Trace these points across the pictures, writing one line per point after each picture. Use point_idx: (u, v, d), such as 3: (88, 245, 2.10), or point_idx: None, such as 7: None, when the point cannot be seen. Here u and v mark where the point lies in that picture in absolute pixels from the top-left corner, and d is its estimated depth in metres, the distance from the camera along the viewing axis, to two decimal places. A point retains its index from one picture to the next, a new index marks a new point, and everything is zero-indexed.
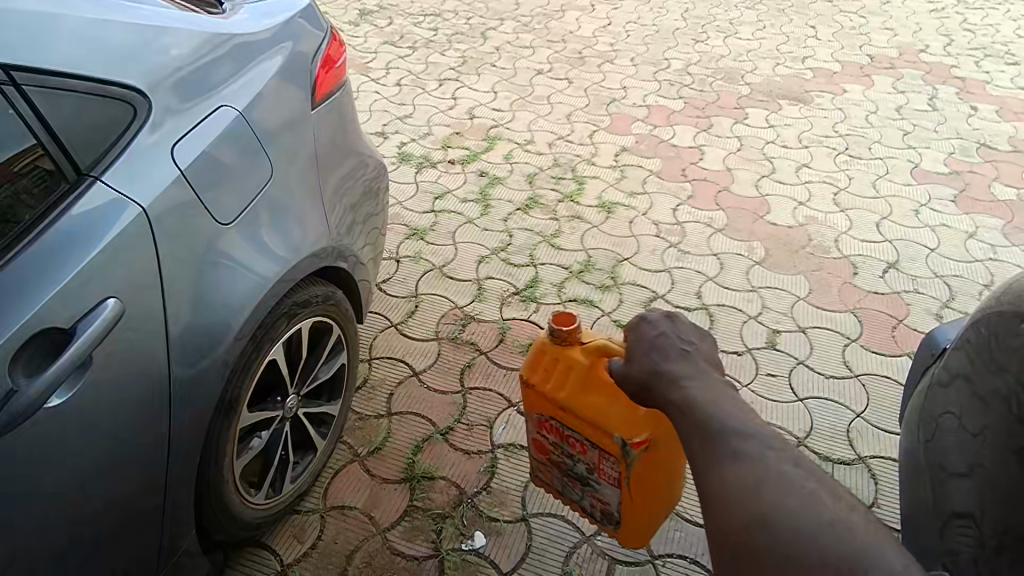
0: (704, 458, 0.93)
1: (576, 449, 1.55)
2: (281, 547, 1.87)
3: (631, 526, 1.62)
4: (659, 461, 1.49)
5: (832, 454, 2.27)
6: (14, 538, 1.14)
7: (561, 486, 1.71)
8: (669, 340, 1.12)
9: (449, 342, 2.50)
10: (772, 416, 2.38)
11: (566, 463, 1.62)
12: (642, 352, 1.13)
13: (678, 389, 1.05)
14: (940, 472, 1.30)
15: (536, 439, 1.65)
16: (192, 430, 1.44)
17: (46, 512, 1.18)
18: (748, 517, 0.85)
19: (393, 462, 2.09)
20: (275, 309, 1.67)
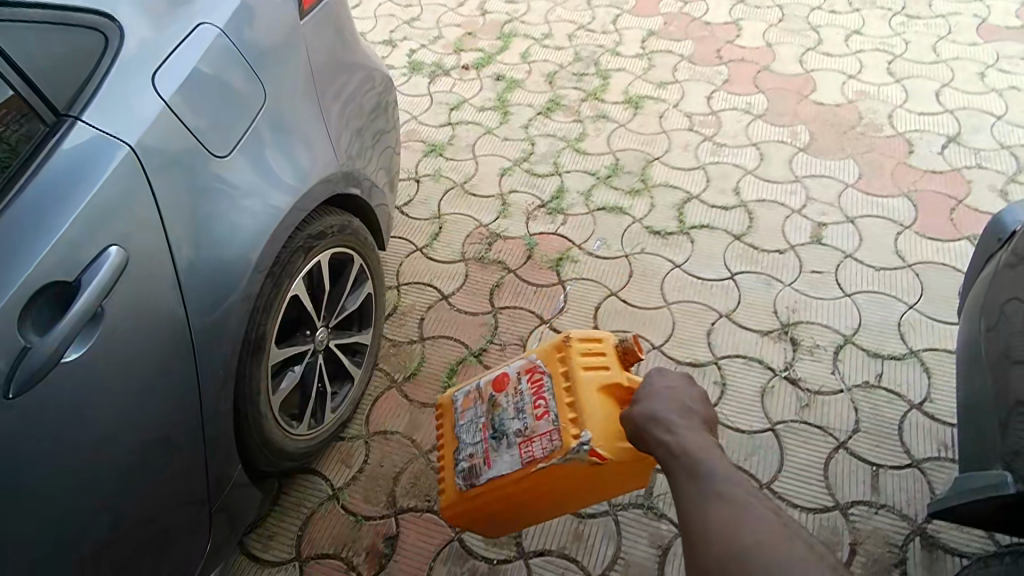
0: (690, 499, 1.01)
1: (534, 411, 1.42)
2: (330, 472, 1.92)
3: (475, 498, 1.46)
4: (574, 482, 1.38)
5: (882, 349, 2.17)
6: (53, 498, 1.14)
7: (466, 424, 1.54)
8: (674, 393, 1.21)
9: (476, 262, 2.44)
10: (817, 314, 2.28)
11: (506, 414, 1.47)
12: (648, 398, 1.22)
13: (671, 434, 1.13)
14: (1003, 360, 1.33)
15: (505, 380, 1.52)
16: (218, 372, 1.44)
17: (84, 464, 1.18)
18: (724, 554, 0.91)
19: (429, 385, 2.10)
20: (290, 244, 1.63)
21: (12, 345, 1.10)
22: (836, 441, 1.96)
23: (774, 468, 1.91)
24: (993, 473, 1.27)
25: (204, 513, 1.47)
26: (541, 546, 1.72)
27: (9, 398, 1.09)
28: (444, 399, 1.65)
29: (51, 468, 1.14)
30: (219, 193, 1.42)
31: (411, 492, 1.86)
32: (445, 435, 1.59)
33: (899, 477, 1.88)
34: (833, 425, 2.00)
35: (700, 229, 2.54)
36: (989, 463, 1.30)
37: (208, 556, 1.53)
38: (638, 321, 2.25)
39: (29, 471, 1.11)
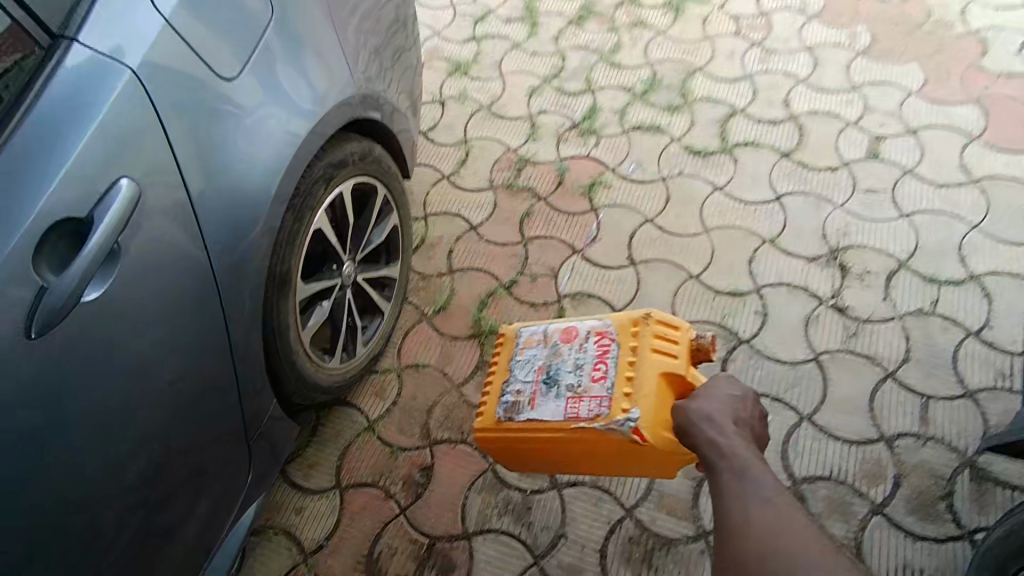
0: (733, 498, 0.99)
1: (593, 372, 1.36)
2: (365, 404, 1.92)
3: (511, 433, 1.41)
4: (607, 453, 1.35)
5: (940, 274, 2.03)
6: (90, 435, 1.16)
7: (526, 360, 1.47)
8: (730, 396, 1.18)
9: (505, 190, 2.34)
10: (869, 237, 2.12)
11: (565, 366, 1.41)
12: (704, 397, 1.19)
13: (718, 434, 1.12)
14: None
15: (577, 331, 1.44)
16: (244, 310, 1.42)
17: (118, 401, 1.19)
18: (759, 553, 0.90)
19: (459, 318, 2.06)
20: (310, 173, 1.56)
21: (29, 285, 1.08)
22: (883, 372, 1.87)
23: (816, 401, 1.83)
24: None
25: (241, 442, 1.49)
26: (574, 478, 1.70)
27: (32, 339, 1.08)
28: (507, 330, 1.56)
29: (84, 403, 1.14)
30: (231, 119, 1.35)
31: (446, 424, 1.85)
32: (500, 363, 1.51)
33: (950, 408, 1.79)
34: (882, 355, 1.90)
35: (745, 147, 2.36)
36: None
37: (250, 487, 1.57)
38: (676, 249, 2.13)
39: (63, 408, 1.12)
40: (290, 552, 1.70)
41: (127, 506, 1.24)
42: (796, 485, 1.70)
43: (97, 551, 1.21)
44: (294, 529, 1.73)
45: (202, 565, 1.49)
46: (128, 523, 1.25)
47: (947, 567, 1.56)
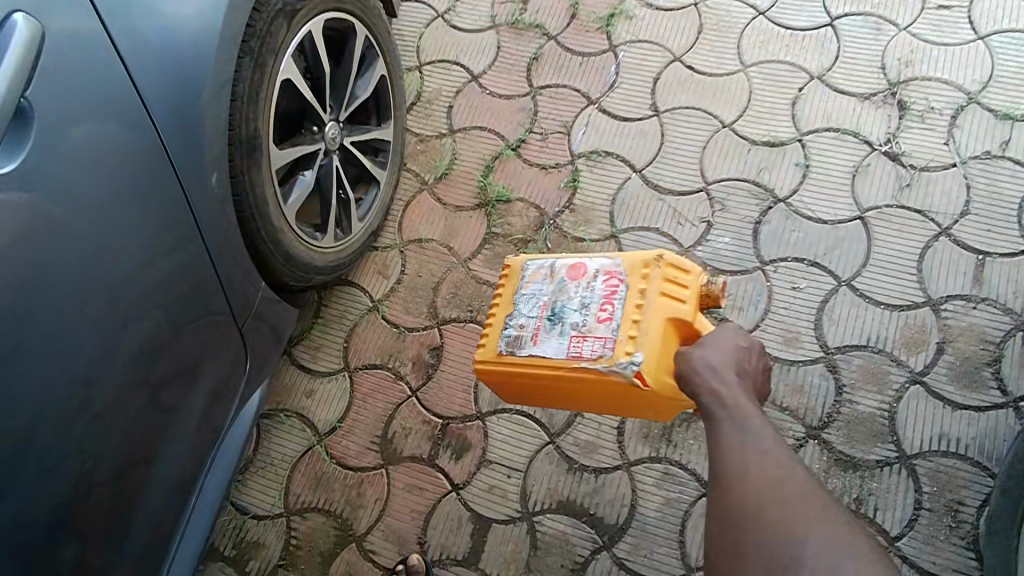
0: (729, 452, 0.96)
1: (600, 312, 1.20)
2: (368, 283, 1.79)
3: (510, 369, 1.26)
4: (605, 398, 1.23)
5: (1017, 108, 1.68)
6: (47, 329, 1.00)
7: (530, 295, 1.30)
8: (733, 343, 1.10)
9: (508, 29, 2.00)
10: (936, 68, 1.75)
11: (570, 303, 1.24)
12: (705, 341, 1.11)
13: (716, 379, 1.05)
14: None
15: (586, 267, 1.26)
16: (205, 179, 1.22)
17: (73, 287, 1.02)
18: (755, 511, 0.88)
19: (462, 186, 1.85)
20: (266, 7, 1.29)
21: None
22: (937, 228, 1.61)
23: (858, 263, 1.61)
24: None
25: (233, 329, 1.35)
26: None
27: None
28: (511, 259, 1.37)
29: (28, 293, 0.97)
30: None
31: (454, 302, 1.74)
32: (501, 297, 1.34)
33: (1010, 266, 1.56)
34: (937, 208, 1.63)
35: None
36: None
37: (250, 377, 1.45)
38: (707, 91, 1.82)
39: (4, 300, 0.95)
40: (304, 433, 1.66)
41: (115, 402, 1.11)
42: (829, 355, 1.55)
43: (92, 446, 1.09)
44: (307, 412, 1.68)
45: (213, 453, 1.40)
46: (121, 419, 1.12)
47: (986, 435, 1.45)
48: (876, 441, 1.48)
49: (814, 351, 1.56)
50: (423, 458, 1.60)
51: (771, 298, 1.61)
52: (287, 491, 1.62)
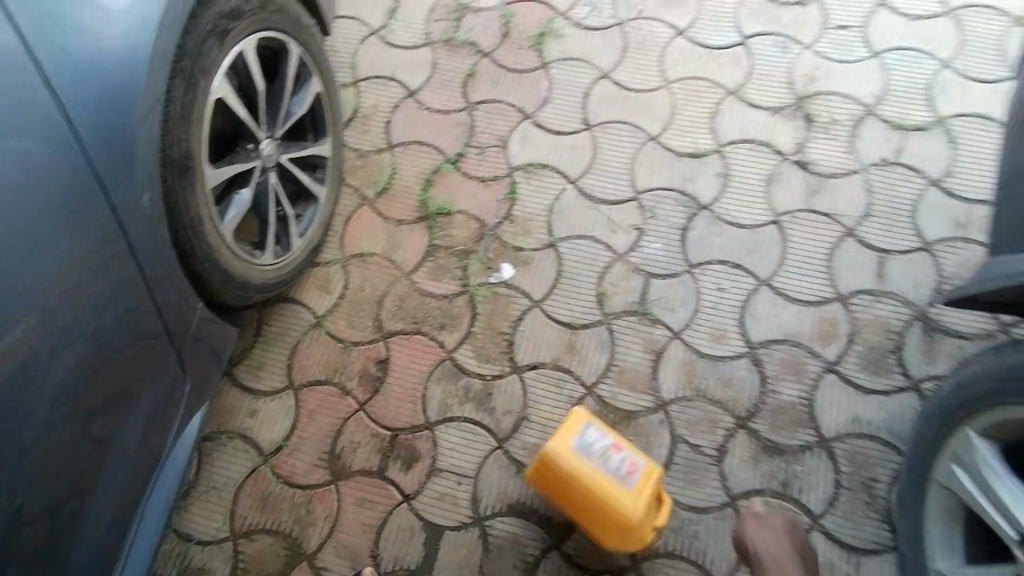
0: None
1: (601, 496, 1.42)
2: (310, 299, 1.79)
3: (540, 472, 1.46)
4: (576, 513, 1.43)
5: (906, 119, 1.86)
6: None
7: (586, 445, 1.42)
8: (775, 520, 1.49)
9: (443, 46, 2.05)
10: (836, 83, 1.91)
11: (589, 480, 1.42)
12: (755, 525, 1.48)
13: (770, 557, 1.42)
14: None
15: (626, 444, 1.44)
16: (140, 200, 1.19)
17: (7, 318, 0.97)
18: None
19: (403, 200, 1.88)
20: (196, 28, 1.28)
21: None
22: (843, 229, 1.76)
23: (776, 263, 1.74)
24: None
25: (170, 350, 1.32)
26: (534, 360, 1.69)
27: None
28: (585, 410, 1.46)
29: None
30: None
31: (398, 315, 1.75)
32: (561, 429, 1.44)
33: (907, 262, 1.71)
34: (843, 212, 1.78)
35: None
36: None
37: (188, 400, 1.42)
38: (634, 106, 1.92)
39: None
40: (248, 455, 1.63)
41: (49, 433, 1.06)
42: (753, 349, 1.67)
43: (25, 480, 1.04)
44: (251, 432, 1.65)
45: (151, 481, 1.35)
46: (55, 451, 1.08)
47: (893, 416, 1.59)
48: (798, 427, 1.60)
49: (739, 347, 1.67)
50: (373, 472, 1.61)
51: (700, 299, 1.72)
52: (232, 514, 1.58)
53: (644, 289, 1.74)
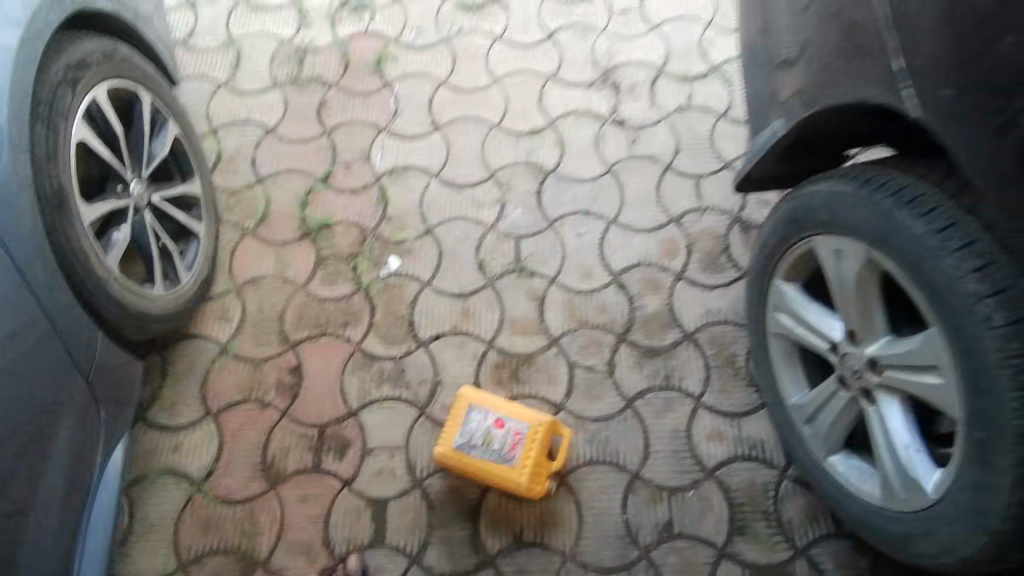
0: None
1: (511, 447, 1.62)
2: (212, 331, 1.86)
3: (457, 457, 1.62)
4: (498, 472, 1.61)
5: (689, 72, 2.27)
6: None
7: (470, 427, 1.65)
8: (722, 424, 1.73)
9: (291, 85, 2.24)
10: (630, 55, 2.30)
11: (495, 441, 1.63)
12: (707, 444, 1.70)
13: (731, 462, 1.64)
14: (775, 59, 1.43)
15: (508, 419, 1.65)
16: (27, 235, 1.26)
17: None
18: None
19: (283, 223, 2.02)
20: (45, 77, 1.38)
21: None
22: (663, 165, 2.11)
23: (618, 204, 2.05)
24: (770, 128, 1.46)
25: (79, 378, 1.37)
26: (436, 332, 1.87)
27: None
28: (466, 390, 1.70)
29: None
30: None
31: (302, 323, 1.88)
32: (448, 421, 1.67)
33: (718, 180, 2.09)
34: (660, 152, 2.13)
35: None
36: (769, 119, 1.46)
37: (101, 428, 1.46)
38: (473, 103, 2.20)
39: None
40: (179, 485, 1.68)
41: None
42: (617, 277, 1.95)
43: None
44: (179, 465, 1.70)
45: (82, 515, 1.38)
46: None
47: (737, 301, 1.91)
48: (667, 330, 1.88)
49: (605, 278, 1.95)
50: (309, 468, 1.70)
51: (565, 246, 1.99)
52: (177, 544, 1.62)
53: (516, 249, 1.98)
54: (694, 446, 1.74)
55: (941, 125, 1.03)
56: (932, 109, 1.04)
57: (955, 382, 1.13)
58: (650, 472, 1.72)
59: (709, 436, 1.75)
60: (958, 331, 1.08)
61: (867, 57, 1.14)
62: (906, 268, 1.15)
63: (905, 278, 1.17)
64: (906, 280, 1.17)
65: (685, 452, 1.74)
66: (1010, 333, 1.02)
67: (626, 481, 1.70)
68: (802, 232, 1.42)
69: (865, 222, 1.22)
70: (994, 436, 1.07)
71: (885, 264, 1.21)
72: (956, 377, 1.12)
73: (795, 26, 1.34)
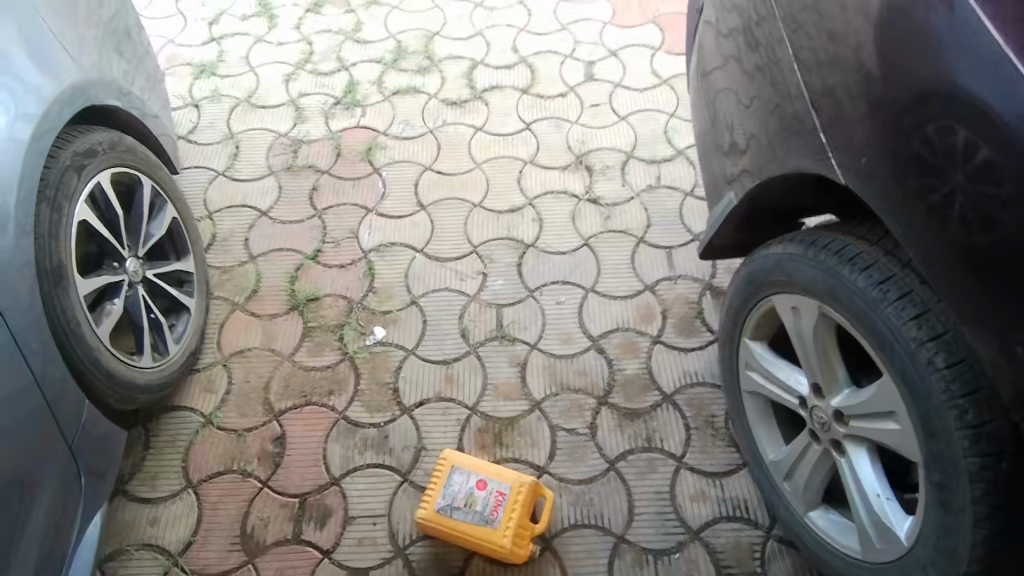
0: None
1: (493, 509, 1.60)
2: (196, 402, 1.88)
3: (439, 522, 1.61)
4: (480, 536, 1.59)
5: (656, 155, 2.46)
6: None
7: (452, 488, 1.65)
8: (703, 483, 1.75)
9: (286, 172, 2.40)
10: (601, 141, 2.51)
11: (477, 503, 1.62)
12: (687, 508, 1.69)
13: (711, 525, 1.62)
14: (722, 139, 1.56)
15: (489, 480, 1.64)
16: (24, 308, 1.27)
17: None
18: None
19: (273, 298, 2.09)
20: (56, 163, 1.44)
21: None
22: (636, 238, 2.25)
23: (594, 273, 2.16)
24: (726, 199, 1.56)
25: (63, 453, 1.33)
26: (419, 398, 1.90)
27: None
28: (449, 453, 1.72)
29: None
30: None
31: (287, 393, 1.90)
32: (431, 485, 1.68)
33: (688, 250, 2.21)
34: (632, 227, 2.27)
35: (493, 91, 2.64)
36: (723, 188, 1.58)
37: (82, 506, 1.41)
38: (456, 186, 2.37)
39: None
40: (155, 561, 1.64)
41: None
42: (596, 341, 2.02)
43: None
44: (155, 539, 1.66)
45: None
46: None
47: (712, 362, 1.97)
48: (646, 391, 1.93)
49: (584, 343, 2.01)
50: (289, 539, 1.67)
51: (544, 313, 2.07)
52: None
53: (498, 317, 2.06)
54: (677, 506, 1.73)
55: (871, 197, 1.09)
56: (863, 181, 1.09)
57: (912, 427, 1.11)
58: (635, 534, 1.70)
59: (692, 496, 1.75)
60: (905, 375, 1.08)
61: (811, 130, 1.21)
62: (853, 317, 1.17)
63: (853, 328, 1.18)
64: (854, 329, 1.18)
65: (670, 513, 1.72)
66: (953, 375, 1.01)
67: (611, 545, 1.68)
68: (762, 293, 1.44)
69: (811, 278, 1.26)
70: (953, 478, 1.04)
71: (835, 315, 1.23)
72: (914, 426, 1.10)
73: (740, 113, 1.46)
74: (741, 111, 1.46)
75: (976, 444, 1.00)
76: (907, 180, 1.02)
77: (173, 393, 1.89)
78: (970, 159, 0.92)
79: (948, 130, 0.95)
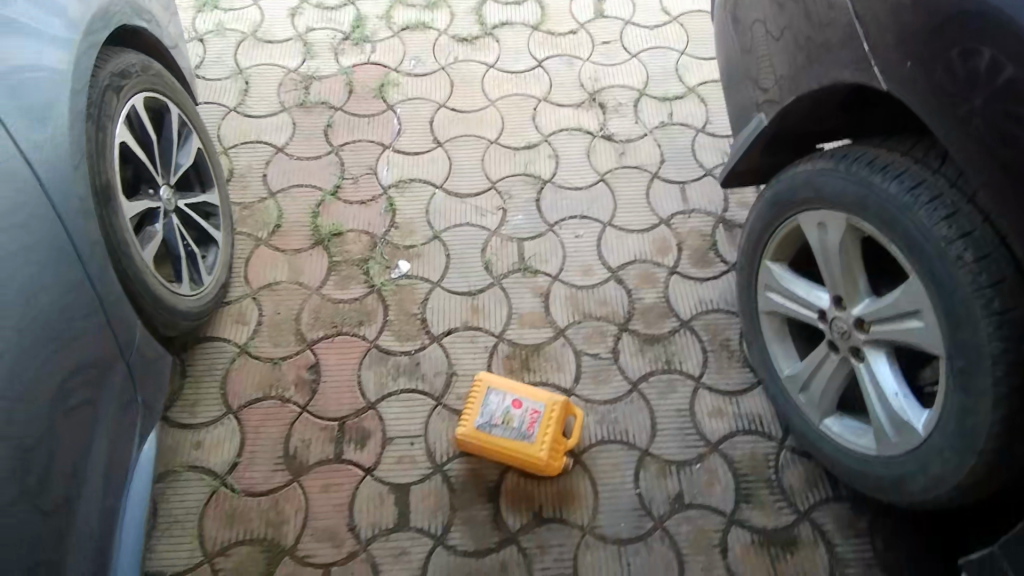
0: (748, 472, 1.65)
1: (529, 426, 1.69)
2: (229, 333, 1.91)
3: (478, 438, 1.70)
4: (517, 450, 1.68)
5: (668, 93, 2.48)
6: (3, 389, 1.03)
7: (488, 407, 1.73)
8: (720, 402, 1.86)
9: (299, 109, 2.37)
10: (613, 79, 2.52)
11: (513, 420, 1.70)
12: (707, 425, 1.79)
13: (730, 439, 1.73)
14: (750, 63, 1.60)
15: (524, 399, 1.73)
16: (84, 225, 1.29)
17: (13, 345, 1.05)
18: None
19: (296, 233, 2.11)
20: (97, 82, 1.43)
21: None
22: (650, 174, 2.30)
23: (612, 206, 2.22)
24: (753, 121, 1.60)
25: (122, 367, 1.38)
26: (448, 327, 1.96)
27: None
28: (483, 376, 1.79)
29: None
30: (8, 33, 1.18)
31: (317, 324, 1.94)
32: (468, 405, 1.76)
33: (701, 186, 2.27)
34: (647, 163, 2.32)
35: (503, 28, 2.62)
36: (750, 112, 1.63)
37: (139, 420, 1.46)
38: (471, 123, 2.37)
39: None
40: (203, 481, 1.71)
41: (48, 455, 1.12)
42: (615, 272, 2.09)
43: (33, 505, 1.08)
44: (200, 461, 1.73)
45: (122, 509, 1.39)
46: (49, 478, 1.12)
47: (727, 291, 2.06)
48: (665, 318, 2.01)
49: (604, 274, 2.08)
50: (331, 459, 1.74)
51: (565, 246, 2.13)
52: (202, 538, 1.64)
53: (520, 250, 2.11)
54: (696, 422, 1.85)
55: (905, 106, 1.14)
56: (900, 90, 1.14)
57: (936, 322, 1.21)
58: (659, 447, 1.81)
59: (710, 412, 1.86)
60: (934, 273, 1.17)
61: (841, 49, 1.25)
62: (883, 224, 1.25)
63: (883, 235, 1.26)
64: (884, 236, 1.26)
65: (690, 428, 1.84)
66: (981, 268, 1.10)
67: (636, 458, 1.79)
68: (786, 213, 1.51)
69: (839, 192, 1.33)
70: (975, 364, 1.15)
71: (864, 226, 1.31)
72: (938, 320, 1.20)
73: (767, 37, 1.50)
74: (769, 39, 1.50)
75: (999, 330, 1.10)
76: (939, 95, 1.07)
77: (205, 324, 1.92)
78: (993, 80, 0.99)
79: (972, 52, 1.01)
